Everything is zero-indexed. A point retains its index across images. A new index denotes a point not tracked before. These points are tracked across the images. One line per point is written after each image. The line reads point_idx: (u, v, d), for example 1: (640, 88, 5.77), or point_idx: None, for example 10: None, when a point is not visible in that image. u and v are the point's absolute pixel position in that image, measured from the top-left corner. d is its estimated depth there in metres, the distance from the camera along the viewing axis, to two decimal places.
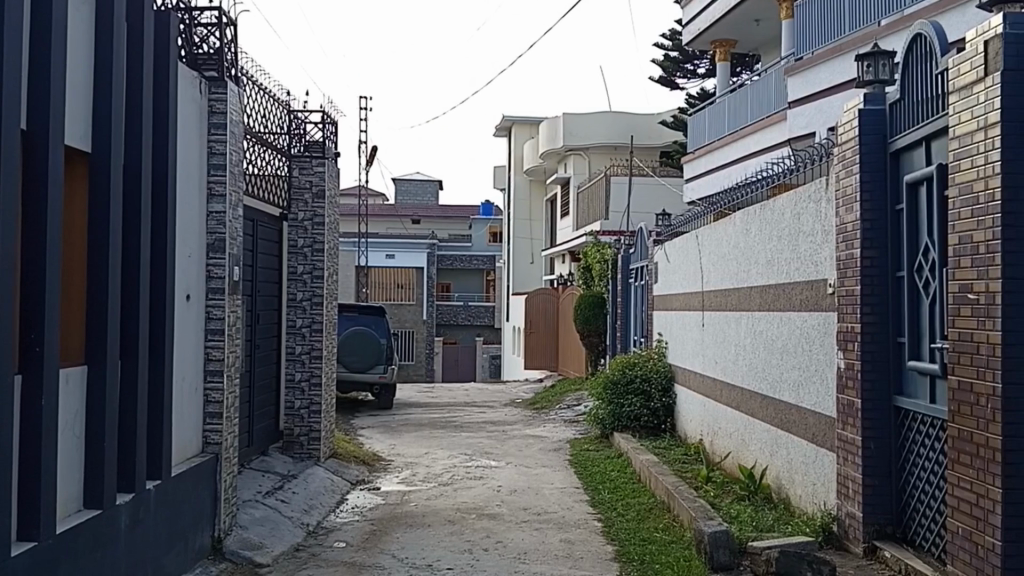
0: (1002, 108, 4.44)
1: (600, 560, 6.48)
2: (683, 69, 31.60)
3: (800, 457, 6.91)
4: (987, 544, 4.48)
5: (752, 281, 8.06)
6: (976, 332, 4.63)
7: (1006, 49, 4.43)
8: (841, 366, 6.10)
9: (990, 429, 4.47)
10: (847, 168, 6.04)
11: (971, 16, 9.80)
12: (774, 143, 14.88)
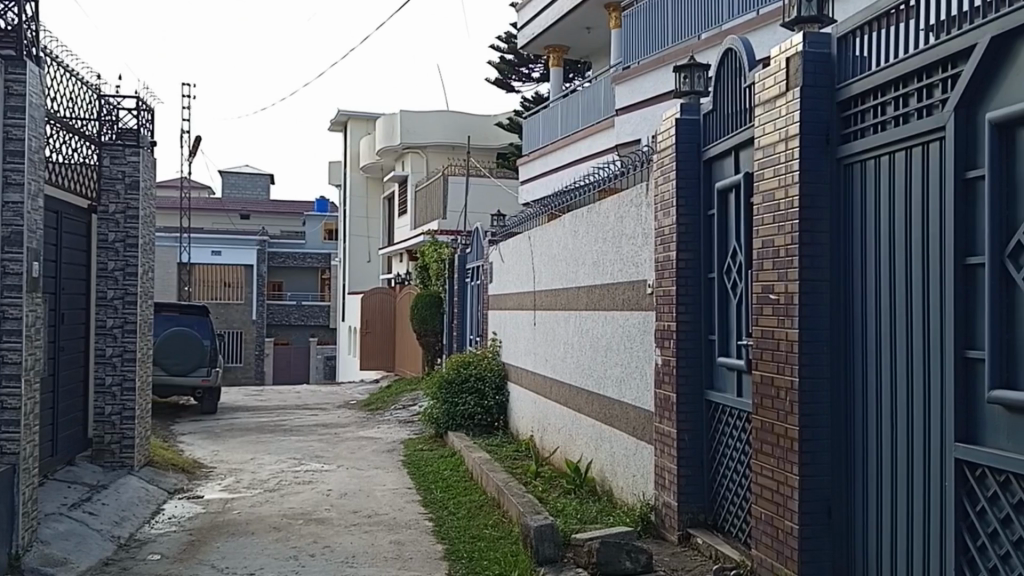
0: (801, 121, 4.83)
1: (430, 558, 6.50)
2: (518, 73, 32.28)
3: (621, 450, 7.21)
4: (786, 528, 4.86)
5: (579, 281, 8.32)
6: (776, 330, 5.01)
7: (804, 68, 4.82)
8: (659, 362, 6.42)
9: (789, 420, 4.86)
10: (665, 175, 6.37)
11: (776, 35, 10.57)
12: (603, 148, 15.45)
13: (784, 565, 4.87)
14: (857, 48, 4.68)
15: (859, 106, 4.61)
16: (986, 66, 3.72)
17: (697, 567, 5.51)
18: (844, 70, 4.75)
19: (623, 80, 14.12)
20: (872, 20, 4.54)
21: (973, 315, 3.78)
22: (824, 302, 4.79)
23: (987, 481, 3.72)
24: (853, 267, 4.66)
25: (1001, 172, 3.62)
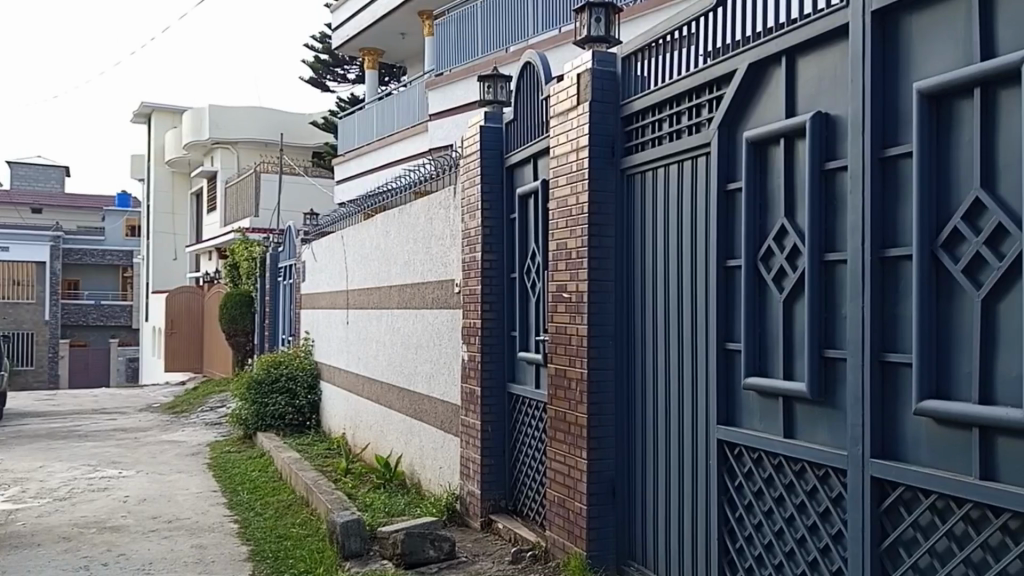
0: (590, 135, 5.28)
1: (234, 560, 6.37)
2: (333, 72, 31.85)
3: (429, 443, 7.41)
4: (576, 509, 5.30)
5: (390, 280, 8.44)
6: (568, 326, 5.44)
7: (593, 83, 5.27)
8: (465, 358, 6.67)
9: (578, 409, 5.31)
10: (470, 179, 6.63)
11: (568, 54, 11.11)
12: (417, 151, 15.63)
13: (573, 544, 5.30)
14: (638, 69, 5.18)
15: (639, 122, 5.14)
16: (745, 88, 4.38)
17: (496, 551, 5.85)
18: (627, 88, 5.24)
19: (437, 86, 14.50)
20: (649, 44, 5.05)
21: (731, 312, 4.50)
22: (609, 301, 5.28)
23: (743, 458, 4.43)
24: (633, 269, 5.17)
25: (756, 186, 4.34)
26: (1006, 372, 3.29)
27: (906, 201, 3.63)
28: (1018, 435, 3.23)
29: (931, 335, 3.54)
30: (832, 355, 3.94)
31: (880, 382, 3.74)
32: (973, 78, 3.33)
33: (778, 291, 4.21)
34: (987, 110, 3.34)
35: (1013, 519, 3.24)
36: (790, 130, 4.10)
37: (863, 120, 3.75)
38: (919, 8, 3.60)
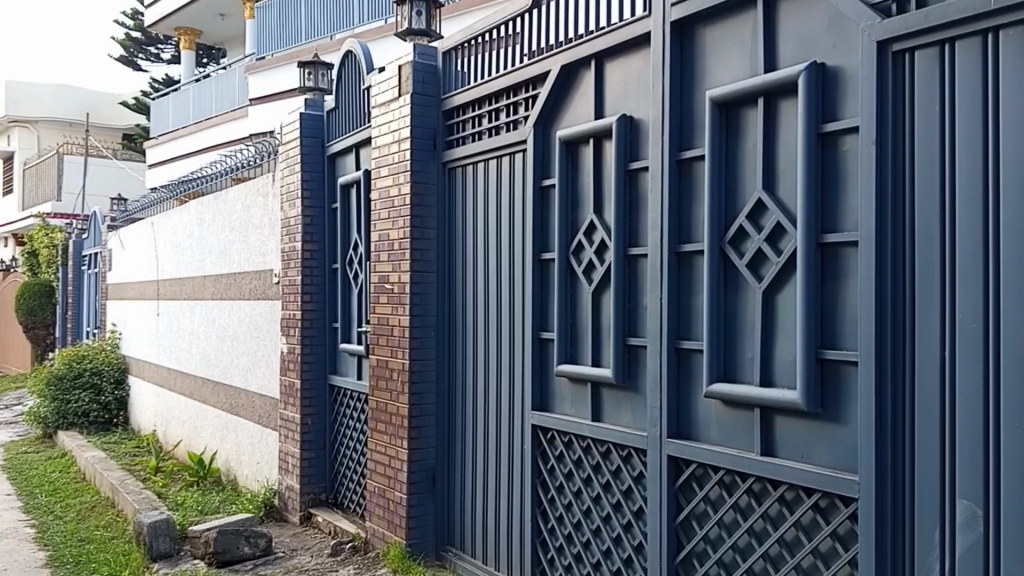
0: (410, 127, 5.32)
1: (27, 568, 5.92)
2: (147, 51, 30.02)
3: (246, 439, 7.22)
4: (396, 498, 5.34)
5: (204, 270, 8.10)
6: (390, 317, 5.46)
7: (414, 75, 5.31)
8: (284, 350, 6.53)
9: (400, 399, 5.33)
10: (290, 167, 6.50)
11: (389, 46, 11.12)
12: (237, 137, 15.07)
13: (393, 534, 5.34)
14: (459, 64, 5.28)
15: (460, 117, 5.25)
16: (558, 87, 4.59)
17: (315, 545, 5.81)
18: (448, 83, 5.33)
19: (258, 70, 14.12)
20: (469, 41, 5.16)
21: (544, 302, 4.69)
22: (430, 291, 5.34)
23: (554, 442, 4.64)
24: (455, 261, 5.29)
25: (569, 182, 4.56)
26: (782, 357, 3.66)
27: (699, 201, 3.96)
28: (792, 414, 3.61)
29: (720, 324, 3.87)
30: (635, 343, 4.22)
31: (676, 367, 4.05)
32: (758, 89, 3.68)
33: (587, 282, 4.44)
34: (769, 119, 3.70)
35: (788, 490, 3.63)
36: (599, 131, 4.34)
37: (663, 124, 4.06)
38: (713, 23, 3.94)
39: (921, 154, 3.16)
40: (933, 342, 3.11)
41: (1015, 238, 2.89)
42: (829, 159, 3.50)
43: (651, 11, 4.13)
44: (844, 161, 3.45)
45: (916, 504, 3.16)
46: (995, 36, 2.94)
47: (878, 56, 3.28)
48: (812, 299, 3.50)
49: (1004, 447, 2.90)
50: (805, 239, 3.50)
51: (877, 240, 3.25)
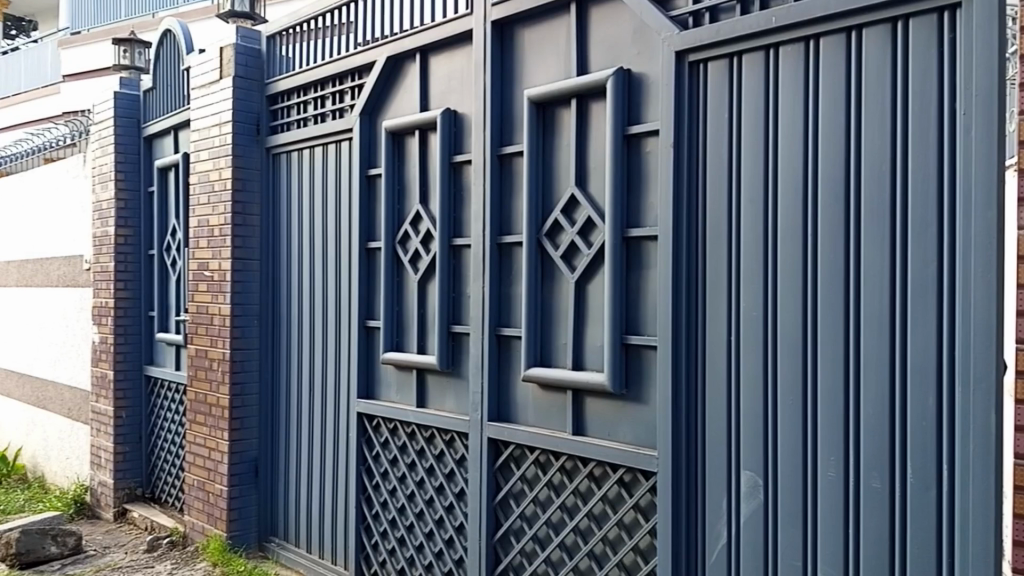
0: (232, 111, 5.22)
1: None
2: None
3: (55, 433, 6.83)
4: (216, 490, 5.24)
5: (7, 256, 7.57)
6: (210, 305, 5.34)
7: (236, 58, 5.22)
8: (96, 340, 6.23)
9: (221, 390, 5.23)
10: (102, 148, 6.20)
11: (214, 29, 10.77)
12: (48, 115, 14.04)
13: (213, 526, 5.26)
14: (282, 50, 5.24)
15: (284, 103, 5.21)
16: (383, 78, 4.66)
17: (130, 541, 5.60)
18: (271, 68, 5.27)
19: (74, 44, 13.26)
20: (294, 27, 5.13)
21: (371, 291, 4.74)
22: (253, 279, 5.28)
23: (380, 429, 4.71)
24: (279, 249, 5.25)
25: (394, 172, 4.62)
26: (592, 343, 3.90)
27: (518, 194, 4.14)
28: (601, 396, 3.88)
29: (537, 312, 4.07)
30: (458, 331, 4.36)
31: (497, 353, 4.22)
32: (570, 90, 3.89)
33: (413, 271, 4.52)
34: (581, 119, 3.92)
35: (596, 467, 3.88)
36: (423, 124, 4.44)
37: (485, 119, 4.21)
38: (530, 24, 4.14)
39: (712, 157, 3.47)
40: (721, 328, 3.44)
41: (790, 234, 3.24)
42: (634, 159, 3.77)
43: (473, 9, 4.26)
44: (647, 161, 3.72)
45: (707, 476, 3.49)
46: (775, 52, 3.30)
47: (676, 65, 3.57)
48: (618, 289, 3.76)
49: (781, 422, 3.26)
50: (612, 232, 3.76)
51: (673, 234, 3.55)
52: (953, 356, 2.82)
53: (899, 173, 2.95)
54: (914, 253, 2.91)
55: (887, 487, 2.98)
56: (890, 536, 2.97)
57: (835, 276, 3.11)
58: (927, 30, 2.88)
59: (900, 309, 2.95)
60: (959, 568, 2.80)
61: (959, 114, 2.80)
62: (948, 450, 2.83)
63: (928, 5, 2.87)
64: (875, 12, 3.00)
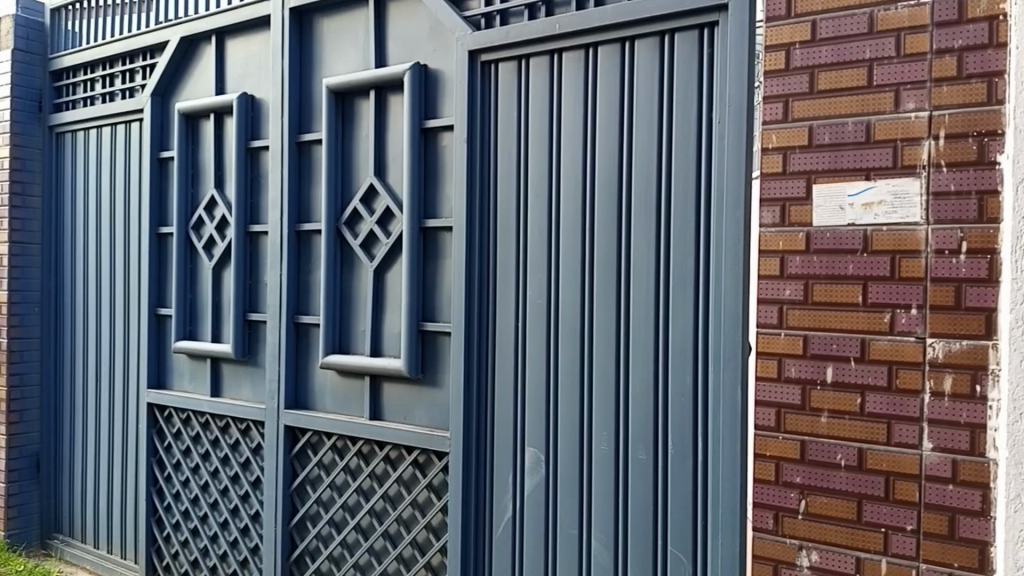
0: (11, 87, 4.97)
1: None
2: None
3: None
4: None
5: None
6: None
7: (14, 30, 4.96)
8: None
9: None
10: None
11: None
12: None
13: None
14: (67, 24, 5.02)
15: (69, 80, 5.01)
16: (176, 60, 4.56)
17: None
18: (56, 43, 5.05)
19: None
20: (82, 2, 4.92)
21: (162, 278, 4.62)
22: (34, 264, 5.03)
23: (172, 419, 4.62)
24: (63, 234, 5.01)
25: (188, 156, 4.53)
26: (389, 330, 3.91)
27: (317, 181, 4.15)
28: (398, 381, 3.87)
29: (336, 300, 4.06)
30: (253, 318, 4.33)
31: (294, 342, 4.21)
32: (368, 82, 3.91)
33: (207, 258, 4.45)
34: (379, 109, 3.94)
35: (392, 450, 3.89)
36: (218, 107, 4.37)
37: (283, 106, 4.20)
38: (329, 14, 4.16)
39: (502, 145, 3.49)
40: (509, 312, 3.45)
41: (570, 219, 3.29)
42: (430, 150, 3.78)
43: None
44: (442, 155, 3.74)
45: (494, 456, 3.50)
46: (559, 57, 3.35)
47: (469, 65, 3.57)
48: (416, 276, 3.75)
49: (562, 402, 3.31)
50: (409, 220, 3.75)
51: (467, 223, 3.54)
52: (707, 337, 2.96)
53: (664, 162, 3.06)
54: (676, 236, 3.03)
55: (651, 458, 3.08)
56: (653, 504, 3.08)
57: (609, 255, 3.20)
58: (689, 45, 3.00)
59: (665, 294, 3.06)
60: (709, 529, 2.93)
61: (714, 125, 2.93)
62: (702, 421, 2.97)
63: (689, 22, 2.99)
64: (645, 25, 3.10)
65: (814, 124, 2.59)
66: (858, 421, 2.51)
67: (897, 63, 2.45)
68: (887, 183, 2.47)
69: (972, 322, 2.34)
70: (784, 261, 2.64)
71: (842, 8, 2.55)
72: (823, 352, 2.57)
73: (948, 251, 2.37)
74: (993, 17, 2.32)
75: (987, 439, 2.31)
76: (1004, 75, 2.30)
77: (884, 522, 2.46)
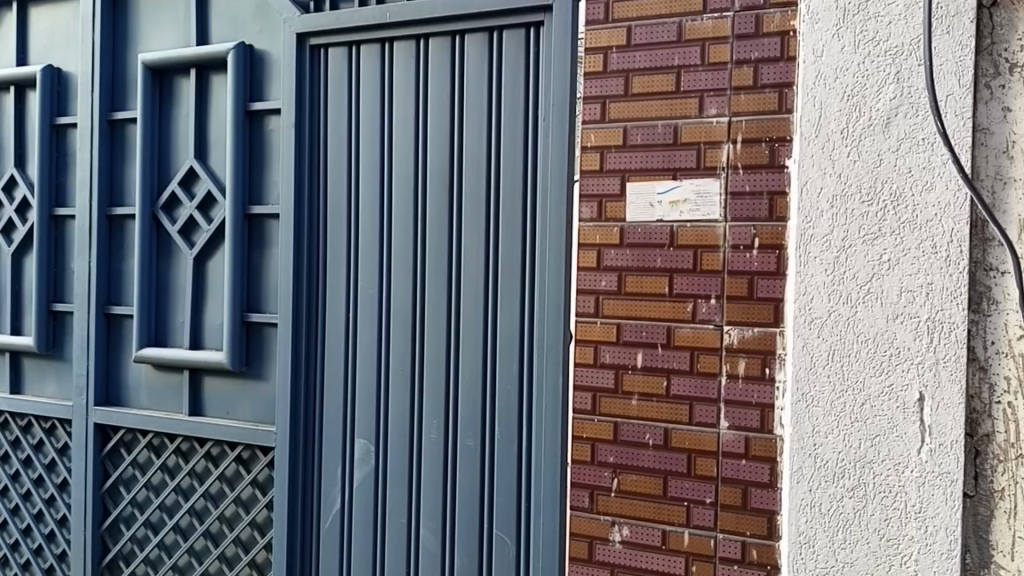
0: None
1: None
2: None
3: None
4: None
5: None
6: None
7: None
8: None
9: None
10: None
11: None
12: None
13: None
14: None
15: None
16: None
17: None
18: None
19: None
20: None
21: None
22: None
23: None
24: None
25: None
26: (210, 321, 3.75)
27: (132, 163, 3.91)
28: (219, 374, 3.72)
29: (150, 290, 3.85)
30: (58, 309, 4.03)
31: (104, 334, 3.96)
32: (188, 60, 3.72)
33: (7, 244, 4.12)
34: (200, 90, 3.77)
35: (213, 447, 3.75)
36: (20, 80, 4.05)
37: (92, 83, 3.93)
38: None
39: (332, 132, 3.42)
40: (339, 302, 3.41)
41: (402, 209, 3.29)
42: (255, 135, 3.65)
43: None
44: (268, 140, 3.62)
45: (322, 448, 3.44)
46: (390, 46, 3.33)
47: (297, 48, 3.48)
48: (239, 265, 3.62)
49: (391, 392, 3.31)
50: (231, 208, 3.61)
51: (295, 211, 3.45)
52: (531, 325, 3.05)
53: (493, 155, 3.12)
54: (504, 227, 3.10)
55: (479, 444, 3.14)
56: (481, 490, 3.15)
57: (440, 245, 3.22)
58: (516, 42, 3.07)
59: (493, 285, 3.13)
60: (532, 510, 3.03)
61: (539, 122, 3.02)
62: (528, 407, 3.06)
63: (516, 20, 3.06)
64: (475, 20, 3.14)
65: (628, 125, 2.74)
66: (663, 403, 2.69)
67: (702, 71, 2.64)
68: (690, 183, 2.65)
69: (763, 311, 2.56)
70: (601, 253, 2.78)
71: (654, 16, 2.70)
72: (634, 339, 2.73)
73: (743, 246, 2.58)
74: (784, 33, 2.54)
75: (775, 417, 2.55)
76: (792, 87, 2.53)
77: (686, 496, 2.65)
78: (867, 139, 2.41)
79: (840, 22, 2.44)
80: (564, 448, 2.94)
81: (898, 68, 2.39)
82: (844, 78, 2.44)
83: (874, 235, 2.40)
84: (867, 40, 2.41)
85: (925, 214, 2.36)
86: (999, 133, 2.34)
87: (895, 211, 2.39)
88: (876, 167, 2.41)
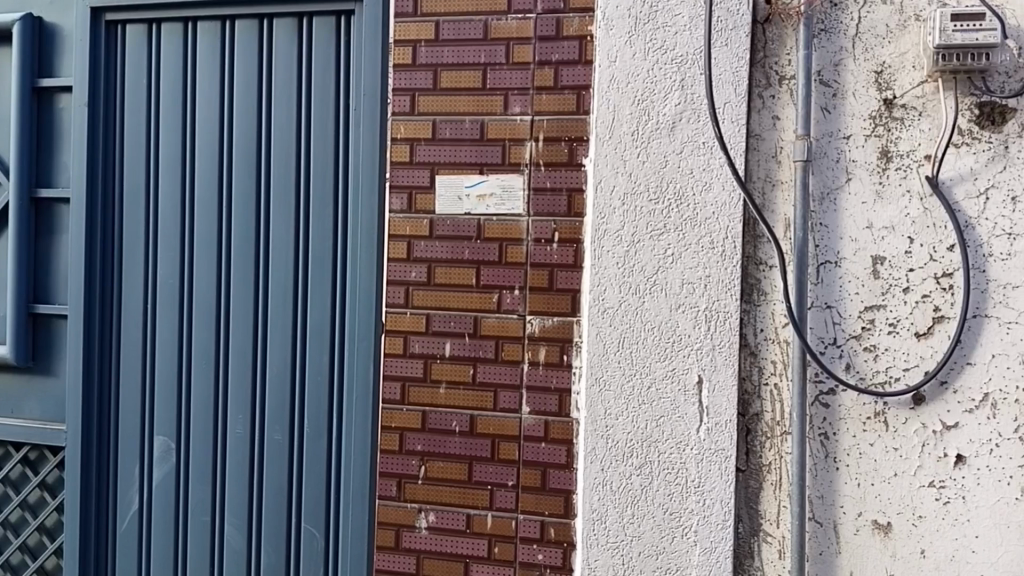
0: None
1: None
2: None
3: None
4: None
5: None
6: None
7: None
8: None
9: None
10: None
11: None
12: None
13: None
14: None
15: None
16: None
17: None
18: None
19: None
20: None
21: None
22: None
23: None
24: None
25: None
26: None
27: None
28: (3, 369, 3.46)
29: None
30: None
31: None
32: None
33: None
34: None
35: None
36: None
37: None
38: None
39: (130, 114, 3.25)
40: (136, 292, 3.25)
41: (206, 197, 3.18)
42: (45, 113, 3.41)
43: None
44: (60, 118, 3.40)
45: (119, 445, 3.28)
46: (194, 26, 3.19)
47: (91, 22, 3.25)
48: (23, 252, 3.37)
49: (194, 386, 3.20)
50: (15, 191, 3.35)
51: (86, 196, 3.24)
52: (342, 316, 3.05)
53: (303, 144, 3.08)
54: (314, 218, 3.07)
55: (287, 437, 3.10)
56: (289, 484, 3.11)
57: (247, 235, 3.14)
58: (327, 31, 3.05)
59: (302, 275, 3.09)
60: (343, 500, 3.03)
61: (350, 113, 3.02)
62: (337, 398, 3.05)
63: (327, 7, 3.03)
64: (284, 5, 3.07)
65: (436, 120, 2.78)
66: (469, 390, 2.76)
67: (506, 70, 2.73)
68: (496, 178, 2.73)
69: (561, 301, 2.69)
70: (410, 245, 2.81)
71: (460, 14, 2.76)
72: (442, 329, 2.78)
73: (544, 239, 2.70)
74: (582, 37, 2.67)
75: (571, 401, 2.68)
76: (589, 89, 2.66)
77: (489, 480, 2.74)
78: (654, 141, 2.58)
79: (632, 30, 2.59)
80: (374, 438, 2.96)
81: (682, 76, 2.57)
82: (634, 84, 2.59)
83: (660, 231, 2.57)
84: (655, 49, 2.58)
85: (704, 213, 2.56)
86: (769, 139, 2.57)
87: (678, 210, 2.57)
88: (662, 168, 2.58)
